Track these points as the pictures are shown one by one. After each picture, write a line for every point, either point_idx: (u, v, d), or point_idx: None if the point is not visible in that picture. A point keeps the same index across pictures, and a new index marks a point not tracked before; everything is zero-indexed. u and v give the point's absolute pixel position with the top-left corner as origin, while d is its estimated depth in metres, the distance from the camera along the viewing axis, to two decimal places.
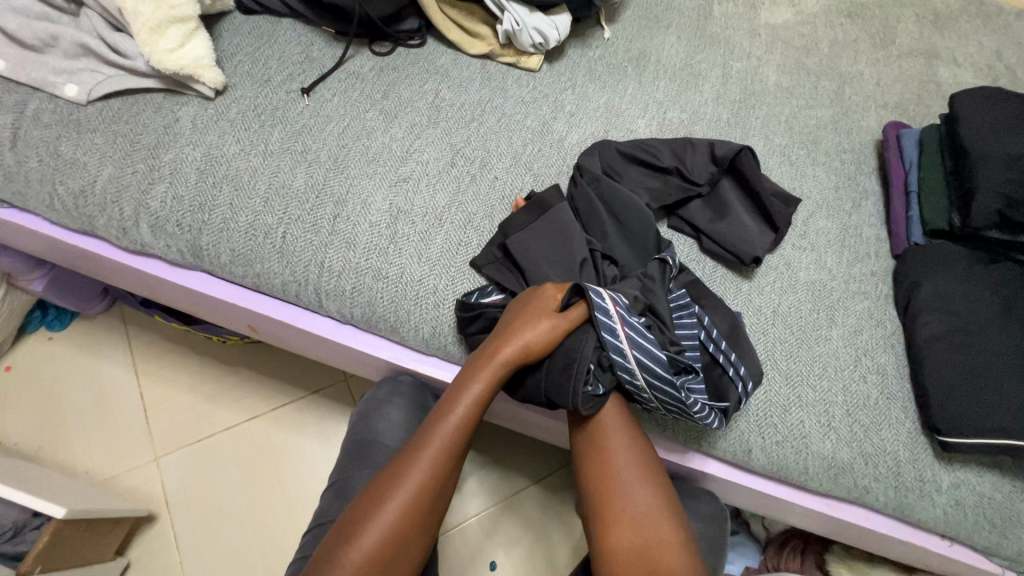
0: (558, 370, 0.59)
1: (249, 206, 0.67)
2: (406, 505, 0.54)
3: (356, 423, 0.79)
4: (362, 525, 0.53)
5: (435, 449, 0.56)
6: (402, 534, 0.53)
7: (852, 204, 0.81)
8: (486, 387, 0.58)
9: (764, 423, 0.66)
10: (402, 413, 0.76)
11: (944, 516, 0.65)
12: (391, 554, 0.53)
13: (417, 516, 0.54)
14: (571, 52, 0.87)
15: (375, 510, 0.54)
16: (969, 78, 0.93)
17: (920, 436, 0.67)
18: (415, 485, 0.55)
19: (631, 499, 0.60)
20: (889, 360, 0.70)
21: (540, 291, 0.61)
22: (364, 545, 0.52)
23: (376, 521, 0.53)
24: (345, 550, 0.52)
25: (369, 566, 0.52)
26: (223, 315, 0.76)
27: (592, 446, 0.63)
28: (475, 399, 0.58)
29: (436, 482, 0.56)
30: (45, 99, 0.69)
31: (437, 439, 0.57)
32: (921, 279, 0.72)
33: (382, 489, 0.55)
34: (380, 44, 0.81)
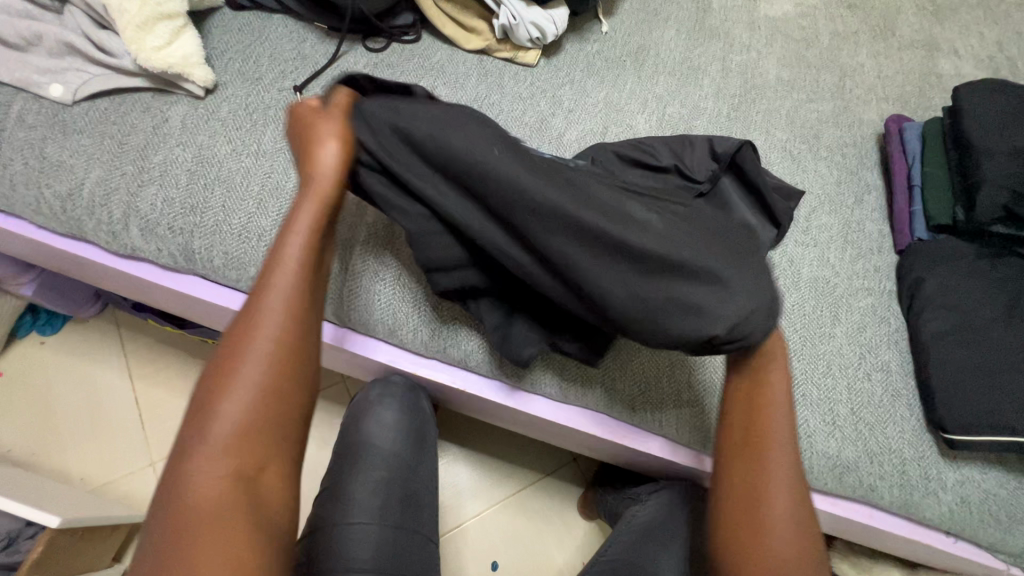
0: (735, 287, 0.49)
1: (242, 208, 0.65)
2: (269, 368, 0.46)
3: (348, 424, 0.77)
4: (217, 405, 0.44)
5: (277, 301, 0.47)
6: (268, 400, 0.45)
7: (855, 199, 0.80)
8: (314, 210, 0.50)
9: (749, 398, 0.66)
10: (392, 413, 0.75)
11: (949, 513, 0.64)
12: (262, 429, 0.44)
13: (283, 362, 0.46)
14: (569, 46, 0.85)
15: (228, 384, 0.45)
16: (970, 70, 0.92)
17: (925, 434, 0.66)
18: (267, 340, 0.46)
19: (779, 492, 0.50)
20: (893, 357, 0.70)
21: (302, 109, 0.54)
22: (223, 424, 0.43)
23: (231, 396, 0.44)
24: (203, 442, 0.43)
25: (244, 433, 0.44)
26: (217, 318, 0.74)
27: (745, 417, 0.53)
28: (314, 231, 0.49)
29: (297, 335, 0.47)
30: (29, 100, 0.67)
31: (280, 287, 0.47)
32: (925, 275, 0.71)
33: (229, 354, 0.46)
34: (374, 40, 0.80)
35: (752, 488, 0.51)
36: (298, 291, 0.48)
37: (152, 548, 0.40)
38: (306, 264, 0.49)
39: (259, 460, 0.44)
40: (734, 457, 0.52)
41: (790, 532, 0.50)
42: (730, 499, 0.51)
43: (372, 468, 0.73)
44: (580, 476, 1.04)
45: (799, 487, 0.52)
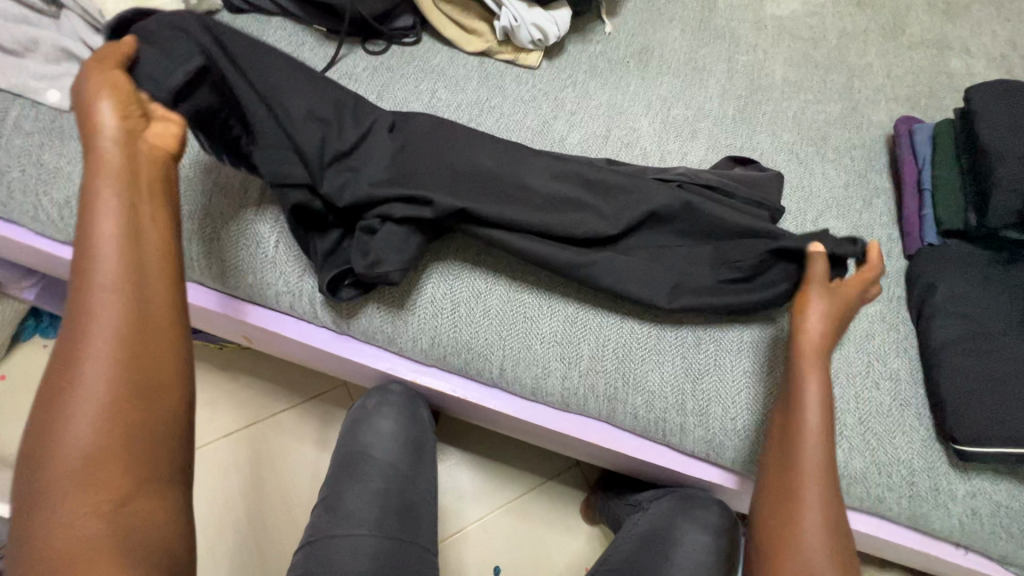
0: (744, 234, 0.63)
1: (241, 215, 0.65)
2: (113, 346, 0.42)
3: (345, 432, 0.77)
4: (70, 385, 0.41)
5: (109, 269, 0.43)
6: (124, 374, 0.41)
7: (863, 203, 0.78)
8: (116, 157, 0.46)
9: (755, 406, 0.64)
10: (391, 421, 0.75)
11: (960, 525, 0.63)
12: (125, 426, 0.41)
13: (137, 368, 0.42)
14: (571, 47, 0.84)
15: (78, 383, 0.41)
16: (982, 69, 0.90)
17: (935, 444, 0.65)
18: (114, 307, 0.42)
19: (809, 493, 0.52)
20: (902, 365, 0.68)
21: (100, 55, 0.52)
22: (83, 404, 0.40)
23: (82, 377, 0.41)
24: (58, 426, 0.40)
25: (98, 449, 0.40)
26: (215, 325, 0.74)
27: (802, 418, 0.55)
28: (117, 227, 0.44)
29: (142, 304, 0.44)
30: (26, 106, 0.66)
31: (109, 271, 0.43)
32: (936, 281, 0.69)
33: (68, 359, 0.41)
34: (374, 42, 0.79)
35: (786, 488, 0.53)
36: (147, 263, 0.45)
37: (16, 524, 0.39)
38: (118, 242, 0.44)
39: (128, 435, 0.40)
40: (786, 460, 0.54)
41: (820, 538, 0.50)
42: (769, 501, 0.53)
43: (369, 479, 0.72)
44: (583, 482, 1.03)
45: (834, 515, 0.51)
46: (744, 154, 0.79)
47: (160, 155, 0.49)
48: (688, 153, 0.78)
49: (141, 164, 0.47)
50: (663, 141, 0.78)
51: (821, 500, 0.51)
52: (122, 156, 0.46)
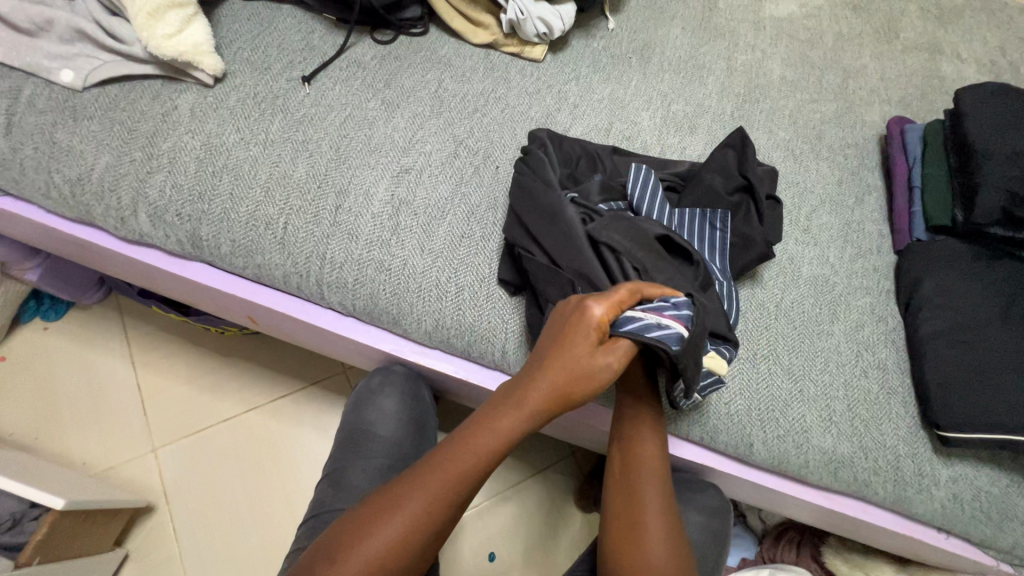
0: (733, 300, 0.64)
1: (250, 196, 0.66)
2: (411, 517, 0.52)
3: (351, 412, 0.79)
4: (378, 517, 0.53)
5: (462, 459, 0.53)
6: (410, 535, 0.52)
7: (855, 199, 0.81)
8: (559, 375, 0.51)
9: (749, 391, 0.67)
10: (397, 402, 0.76)
11: (942, 509, 0.65)
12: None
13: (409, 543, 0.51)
14: (576, 42, 0.86)
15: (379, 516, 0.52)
16: (972, 73, 0.93)
17: (920, 431, 0.67)
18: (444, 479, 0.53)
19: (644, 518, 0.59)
20: (890, 355, 0.71)
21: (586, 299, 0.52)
22: (374, 545, 0.51)
23: (391, 514, 0.52)
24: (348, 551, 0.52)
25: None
26: (222, 306, 0.75)
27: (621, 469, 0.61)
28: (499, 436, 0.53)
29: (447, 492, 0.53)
30: (39, 85, 0.67)
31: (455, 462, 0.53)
32: (923, 275, 0.72)
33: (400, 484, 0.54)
34: (382, 32, 0.80)
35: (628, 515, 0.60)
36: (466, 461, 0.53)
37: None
38: (498, 421, 0.53)
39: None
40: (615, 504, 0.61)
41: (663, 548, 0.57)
42: (612, 526, 0.60)
43: (372, 457, 0.75)
44: (578, 470, 1.04)
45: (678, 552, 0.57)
46: None
47: (591, 377, 0.51)
48: (687, 148, 0.80)
49: (558, 394, 0.51)
50: (664, 135, 0.80)
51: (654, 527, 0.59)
52: (547, 390, 0.52)
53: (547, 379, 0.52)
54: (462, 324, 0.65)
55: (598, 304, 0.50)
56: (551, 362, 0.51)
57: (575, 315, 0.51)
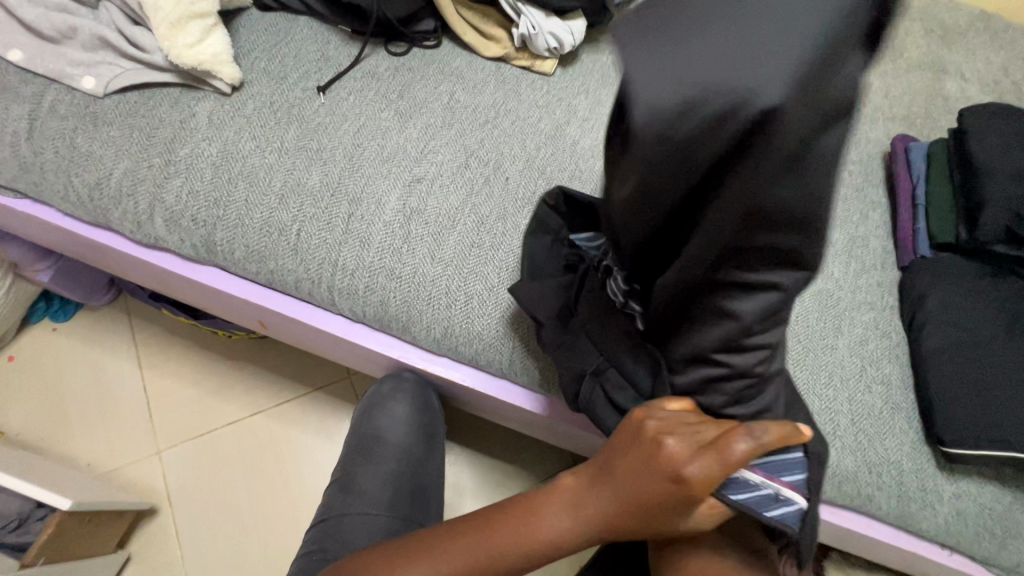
0: None
1: (265, 202, 0.67)
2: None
3: (362, 417, 0.80)
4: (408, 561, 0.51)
5: (500, 538, 0.50)
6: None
7: (859, 215, 0.81)
8: (625, 504, 0.46)
9: None
10: (404, 408, 0.77)
11: (945, 525, 0.66)
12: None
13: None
14: (585, 57, 0.87)
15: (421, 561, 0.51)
16: (975, 93, 0.95)
17: (924, 446, 0.67)
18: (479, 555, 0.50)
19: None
20: (894, 370, 0.71)
21: (666, 442, 0.44)
22: None
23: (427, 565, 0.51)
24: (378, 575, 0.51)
25: None
26: (233, 310, 0.76)
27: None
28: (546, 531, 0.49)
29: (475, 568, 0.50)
30: (61, 91, 0.69)
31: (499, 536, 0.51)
32: (927, 292, 0.72)
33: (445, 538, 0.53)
34: (396, 43, 0.82)
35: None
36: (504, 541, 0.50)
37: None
38: (558, 505, 0.50)
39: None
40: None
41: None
42: None
43: (380, 462, 0.76)
44: None
45: None
46: None
47: (665, 516, 0.46)
48: None
49: (622, 520, 0.47)
50: None
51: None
52: (615, 508, 0.47)
53: (613, 491, 0.47)
54: (471, 333, 0.66)
55: (700, 456, 0.43)
56: (619, 486, 0.47)
57: (652, 446, 0.45)
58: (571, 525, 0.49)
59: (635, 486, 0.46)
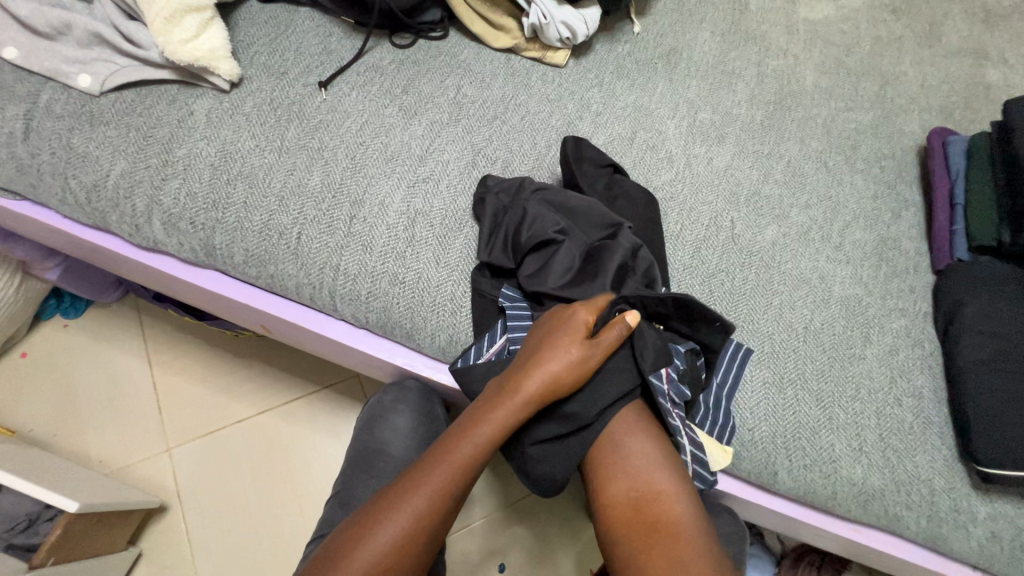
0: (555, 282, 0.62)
1: (264, 205, 0.65)
2: (407, 522, 0.50)
3: (364, 426, 0.78)
4: (381, 519, 0.51)
5: (458, 459, 0.53)
6: (408, 542, 0.50)
7: (891, 215, 0.77)
8: (543, 375, 0.54)
9: (775, 417, 0.64)
10: (409, 418, 0.75)
11: (979, 548, 0.62)
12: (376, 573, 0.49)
13: (413, 545, 0.51)
14: (599, 47, 0.83)
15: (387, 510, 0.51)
16: (1020, 81, 0.88)
17: (957, 463, 0.63)
18: (445, 483, 0.52)
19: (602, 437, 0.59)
20: (926, 382, 0.67)
21: (573, 315, 0.56)
22: (379, 544, 0.50)
23: (396, 511, 0.51)
24: (354, 547, 0.50)
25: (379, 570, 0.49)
26: (236, 314, 0.74)
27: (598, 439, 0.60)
28: (488, 434, 0.53)
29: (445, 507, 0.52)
30: (57, 90, 0.67)
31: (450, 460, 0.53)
32: (964, 299, 0.67)
33: (406, 481, 0.53)
34: (401, 35, 0.78)
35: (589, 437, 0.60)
36: (466, 464, 0.53)
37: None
38: (494, 405, 0.54)
39: None
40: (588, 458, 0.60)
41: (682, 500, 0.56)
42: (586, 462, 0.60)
43: (383, 475, 0.74)
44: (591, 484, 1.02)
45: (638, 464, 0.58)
46: (771, 161, 0.78)
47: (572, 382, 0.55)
48: (714, 158, 0.77)
49: (542, 391, 0.54)
50: (690, 145, 0.77)
51: (658, 473, 0.57)
52: (538, 384, 0.54)
53: (530, 370, 0.54)
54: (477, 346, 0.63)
55: (583, 308, 0.57)
56: (540, 366, 0.54)
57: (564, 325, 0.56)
58: (510, 414, 0.53)
59: (550, 349, 0.54)
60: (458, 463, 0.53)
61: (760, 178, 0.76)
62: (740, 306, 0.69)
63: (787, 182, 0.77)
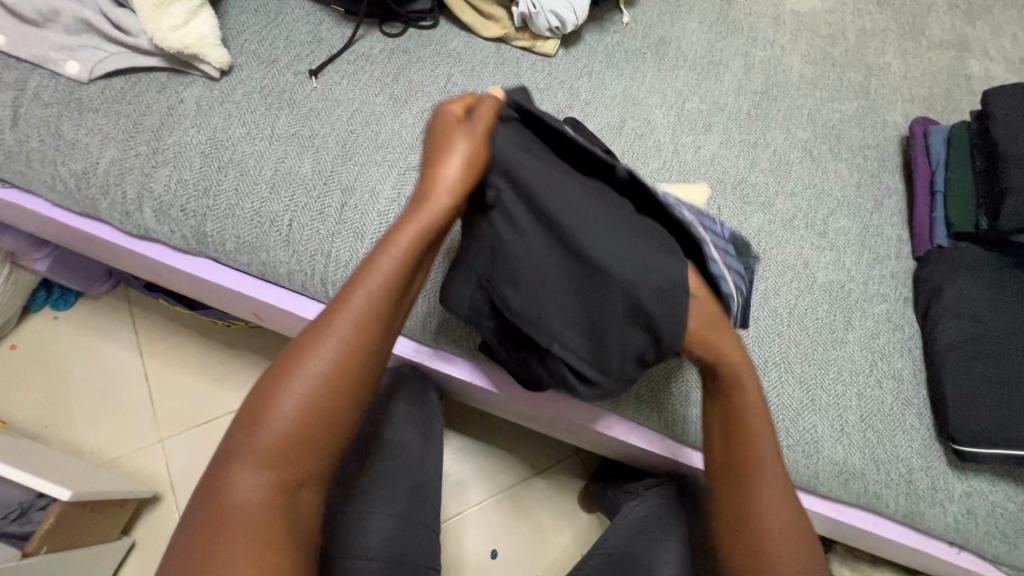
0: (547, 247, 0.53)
1: (256, 192, 0.65)
2: (337, 353, 0.46)
3: None
4: (306, 359, 0.46)
5: (381, 278, 0.49)
6: (341, 376, 0.46)
7: (874, 203, 0.78)
8: (416, 233, 0.50)
9: None
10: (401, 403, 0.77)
11: (955, 524, 0.64)
12: (318, 415, 0.46)
13: (348, 377, 0.47)
14: (589, 37, 0.84)
15: (310, 351, 0.46)
16: (1000, 73, 0.90)
17: (935, 443, 0.65)
18: (371, 308, 0.48)
19: (753, 409, 0.56)
20: (905, 365, 0.69)
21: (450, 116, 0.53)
22: (307, 383, 0.45)
23: (320, 348, 0.46)
24: (278, 398, 0.45)
25: (313, 414, 0.45)
26: (228, 302, 0.75)
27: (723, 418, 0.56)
28: (405, 250, 0.49)
29: (356, 367, 0.47)
30: (45, 77, 0.67)
31: (371, 287, 0.48)
32: (943, 284, 0.69)
33: (325, 320, 0.48)
34: (391, 25, 0.78)
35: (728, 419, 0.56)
36: (390, 285, 0.49)
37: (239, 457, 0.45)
38: (403, 222, 0.50)
39: (310, 436, 0.45)
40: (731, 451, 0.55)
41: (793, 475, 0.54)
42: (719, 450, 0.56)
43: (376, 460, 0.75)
44: (582, 470, 1.04)
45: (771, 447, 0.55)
46: (758, 149, 0.79)
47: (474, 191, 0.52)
48: (701, 147, 0.78)
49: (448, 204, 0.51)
50: (678, 134, 0.78)
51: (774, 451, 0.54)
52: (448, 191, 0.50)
53: (430, 181, 0.51)
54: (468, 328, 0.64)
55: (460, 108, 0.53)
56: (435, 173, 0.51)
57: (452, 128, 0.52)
58: (421, 227, 0.50)
59: (444, 156, 0.51)
60: (382, 286, 0.49)
61: (747, 167, 0.78)
62: None
63: (773, 170, 0.78)
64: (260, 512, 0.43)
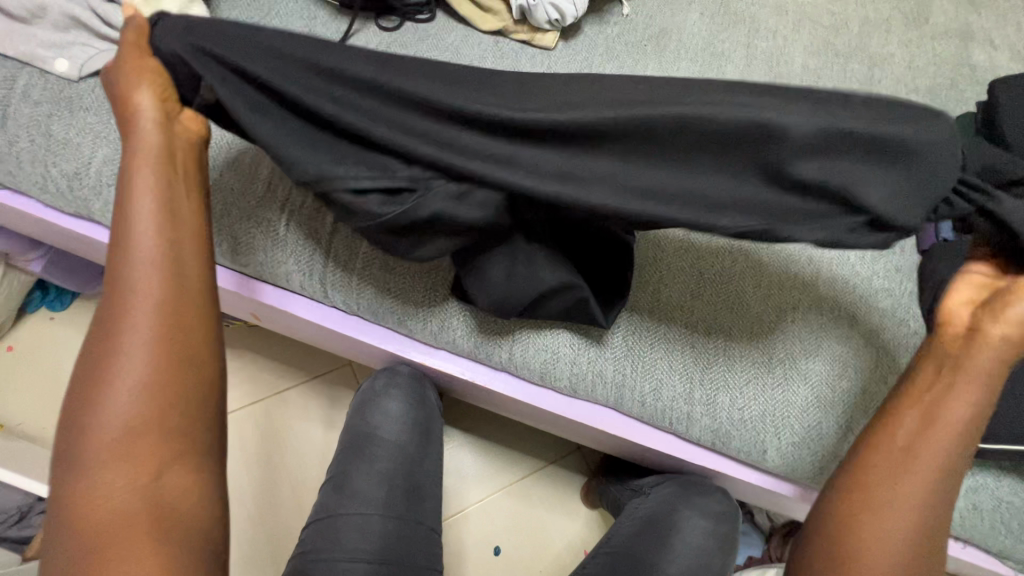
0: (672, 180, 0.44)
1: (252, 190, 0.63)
2: (145, 333, 0.44)
3: (355, 413, 0.80)
4: (112, 356, 0.43)
5: (160, 246, 0.45)
6: (161, 350, 0.44)
7: None
8: (162, 186, 0.46)
9: (764, 397, 0.65)
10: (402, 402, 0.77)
11: (959, 518, 0.64)
12: (156, 402, 0.43)
13: (168, 347, 0.44)
14: (588, 29, 0.82)
15: (114, 350, 0.43)
16: (1004, 62, 0.89)
17: None
18: (169, 277, 0.45)
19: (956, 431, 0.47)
20: None
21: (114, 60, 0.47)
22: (122, 376, 0.43)
23: (123, 340, 0.43)
24: (95, 402, 0.43)
25: (143, 394, 0.43)
26: (226, 302, 0.74)
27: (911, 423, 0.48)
28: (161, 208, 0.46)
29: (180, 334, 0.45)
30: (34, 75, 0.65)
31: (151, 260, 0.45)
32: None
33: (113, 315, 0.44)
34: (387, 18, 0.77)
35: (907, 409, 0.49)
36: (182, 246, 0.46)
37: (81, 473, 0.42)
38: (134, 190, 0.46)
39: (158, 425, 0.43)
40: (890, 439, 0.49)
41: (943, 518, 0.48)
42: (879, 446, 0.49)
43: (377, 460, 0.75)
44: (584, 466, 1.04)
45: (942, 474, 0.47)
46: None
47: (170, 135, 0.48)
48: None
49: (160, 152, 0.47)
50: None
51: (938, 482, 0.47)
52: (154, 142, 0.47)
53: (132, 138, 0.47)
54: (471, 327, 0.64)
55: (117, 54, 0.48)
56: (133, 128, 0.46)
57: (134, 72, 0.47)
58: (162, 185, 0.46)
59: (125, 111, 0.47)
60: (170, 253, 0.45)
61: None
62: (732, 288, 0.69)
63: None
64: (133, 507, 0.42)
